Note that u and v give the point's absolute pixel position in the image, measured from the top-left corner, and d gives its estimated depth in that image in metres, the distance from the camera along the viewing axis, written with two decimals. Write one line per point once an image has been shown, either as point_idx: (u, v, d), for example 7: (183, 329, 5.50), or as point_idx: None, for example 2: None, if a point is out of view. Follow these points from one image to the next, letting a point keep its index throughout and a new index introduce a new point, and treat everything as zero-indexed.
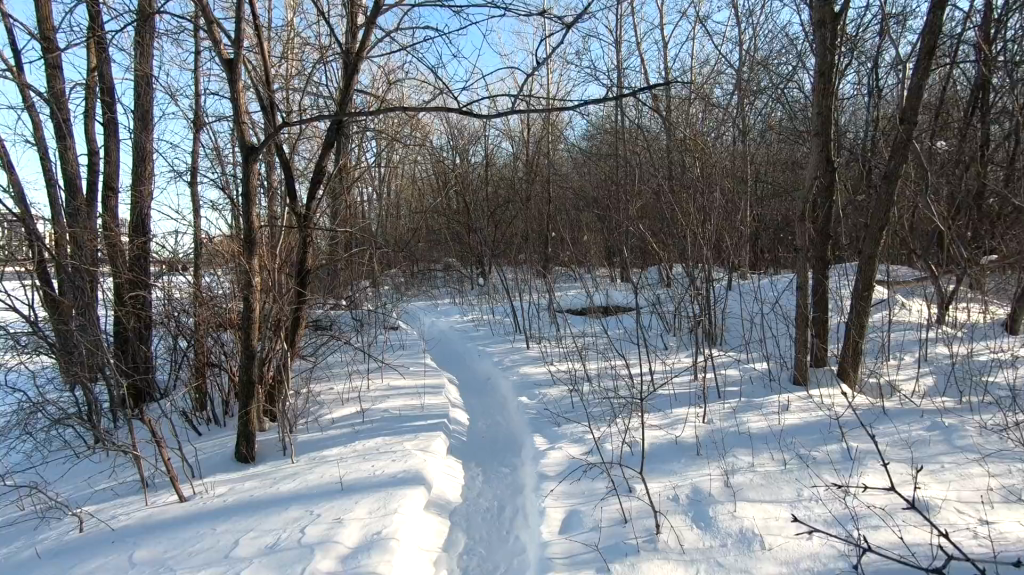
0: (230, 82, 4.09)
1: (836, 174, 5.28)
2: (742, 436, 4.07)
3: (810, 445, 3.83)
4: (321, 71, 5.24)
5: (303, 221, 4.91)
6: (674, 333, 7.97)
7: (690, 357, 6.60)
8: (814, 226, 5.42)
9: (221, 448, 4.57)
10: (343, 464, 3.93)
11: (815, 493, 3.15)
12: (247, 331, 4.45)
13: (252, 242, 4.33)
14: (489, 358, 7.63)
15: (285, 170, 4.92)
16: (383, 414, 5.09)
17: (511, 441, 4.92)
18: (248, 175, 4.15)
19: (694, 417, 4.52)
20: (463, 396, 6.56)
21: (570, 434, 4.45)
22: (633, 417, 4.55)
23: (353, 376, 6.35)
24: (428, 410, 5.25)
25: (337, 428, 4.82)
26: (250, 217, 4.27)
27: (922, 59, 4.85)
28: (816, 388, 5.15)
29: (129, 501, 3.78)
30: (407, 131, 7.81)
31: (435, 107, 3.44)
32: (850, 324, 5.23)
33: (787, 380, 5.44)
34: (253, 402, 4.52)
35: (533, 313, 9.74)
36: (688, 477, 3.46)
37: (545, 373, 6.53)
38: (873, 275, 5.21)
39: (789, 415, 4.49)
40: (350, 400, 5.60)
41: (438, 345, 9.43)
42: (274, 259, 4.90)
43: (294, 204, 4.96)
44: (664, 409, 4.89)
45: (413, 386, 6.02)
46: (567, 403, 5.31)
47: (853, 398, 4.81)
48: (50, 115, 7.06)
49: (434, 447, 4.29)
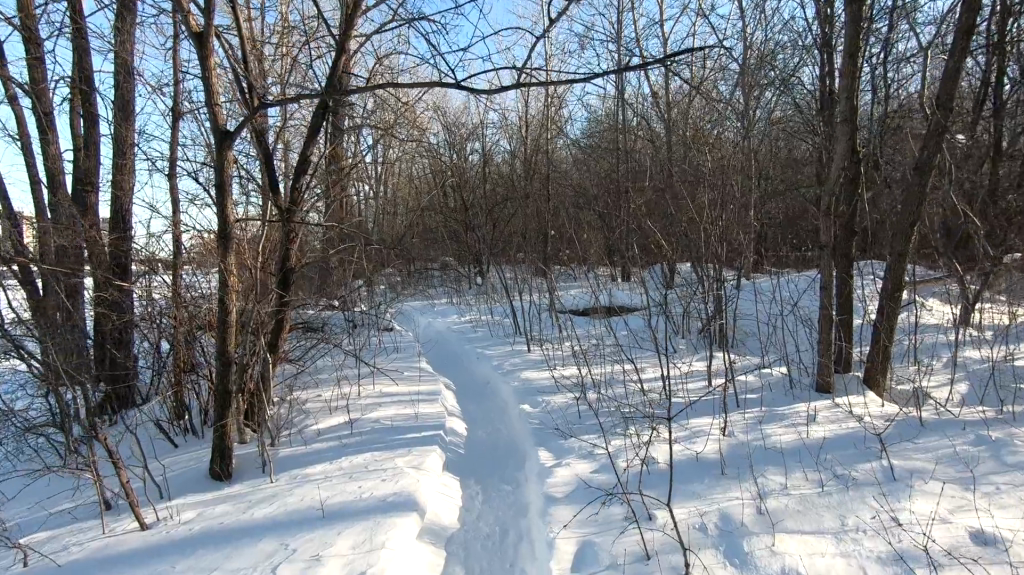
0: (200, 59, 3.67)
1: (863, 165, 4.90)
2: (770, 453, 3.68)
3: (848, 464, 3.45)
4: (305, 53, 4.82)
5: (286, 215, 4.50)
6: (683, 335, 7.59)
7: (702, 361, 6.22)
8: (839, 221, 5.03)
9: (195, 465, 4.16)
10: (327, 484, 3.53)
11: (862, 523, 2.77)
12: (223, 336, 4.03)
13: (228, 238, 3.91)
14: (488, 361, 7.24)
15: (265, 159, 4.49)
16: (373, 425, 4.68)
17: (514, 454, 4.53)
18: (221, 164, 3.74)
19: (713, 429, 4.14)
20: (460, 402, 6.17)
21: (579, 449, 4.07)
22: (647, 429, 4.16)
23: (344, 382, 5.96)
24: (422, 420, 4.85)
25: (323, 441, 4.43)
26: (224, 209, 3.85)
27: (958, 40, 4.46)
28: (842, 396, 4.77)
29: (87, 527, 3.38)
30: (402, 123, 7.39)
31: (427, 84, 3.03)
32: (879, 327, 4.85)
33: (809, 387, 5.06)
34: (230, 413, 4.11)
35: (534, 314, 9.35)
36: (715, 501, 3.08)
37: (548, 379, 6.14)
38: (903, 275, 4.83)
39: (817, 426, 4.11)
40: (339, 409, 5.20)
41: (434, 348, 9.02)
42: (254, 257, 4.47)
43: (276, 196, 4.54)
44: (679, 419, 4.51)
45: (407, 393, 5.62)
46: (574, 412, 4.93)
47: (884, 408, 4.43)
48: (29, 107, 6.66)
49: (429, 463, 3.89)
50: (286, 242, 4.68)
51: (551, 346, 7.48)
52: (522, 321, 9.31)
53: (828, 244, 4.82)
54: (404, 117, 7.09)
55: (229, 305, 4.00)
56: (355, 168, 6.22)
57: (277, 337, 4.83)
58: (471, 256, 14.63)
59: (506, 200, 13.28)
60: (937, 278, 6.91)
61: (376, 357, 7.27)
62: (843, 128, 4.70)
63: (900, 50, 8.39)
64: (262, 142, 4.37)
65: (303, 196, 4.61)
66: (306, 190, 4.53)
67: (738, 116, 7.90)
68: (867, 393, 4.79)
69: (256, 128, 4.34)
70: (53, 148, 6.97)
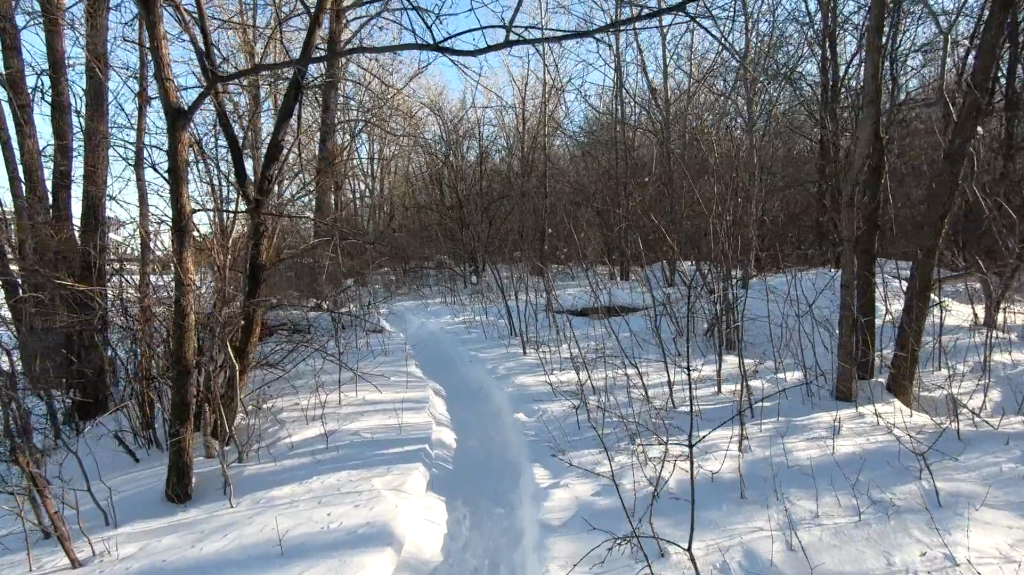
0: (150, 28, 3.23)
1: (888, 152, 4.49)
2: (794, 473, 3.26)
3: (884, 487, 3.04)
4: (278, 28, 4.39)
5: (255, 207, 4.07)
6: (687, 337, 7.18)
7: (709, 365, 5.81)
8: (861, 213, 4.61)
9: (150, 484, 3.73)
10: (293, 511, 3.11)
11: (912, 563, 2.37)
12: (179, 342, 3.60)
13: (185, 231, 3.49)
14: (481, 365, 6.82)
15: (231, 144, 4.05)
16: (352, 438, 4.26)
17: (507, 470, 4.11)
18: (174, 147, 3.31)
19: (727, 443, 3.73)
20: (451, 409, 5.75)
21: (578, 466, 3.65)
22: (655, 444, 3.75)
23: (325, 389, 5.53)
24: (407, 432, 4.43)
25: (295, 457, 3.99)
26: (179, 198, 3.41)
27: (996, 13, 4.05)
28: (865, 405, 4.37)
29: (16, 562, 2.95)
30: (392, 114, 6.96)
31: (405, 48, 2.62)
32: (906, 329, 4.44)
33: (829, 395, 4.65)
34: (188, 427, 3.67)
35: (530, 315, 8.93)
36: (737, 534, 2.67)
37: (545, 384, 5.73)
38: (932, 272, 4.43)
39: (843, 440, 3.70)
40: (316, 419, 4.77)
41: (425, 350, 8.60)
42: (219, 253, 4.02)
43: (244, 186, 4.10)
44: (688, 431, 4.09)
45: (392, 401, 5.19)
46: (573, 423, 4.51)
47: (915, 418, 4.03)
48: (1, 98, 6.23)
49: (411, 484, 3.47)
50: (255, 237, 4.25)
51: (548, 349, 7.05)
52: (518, 323, 8.88)
53: (850, 238, 4.41)
54: (392, 107, 6.67)
55: (186, 307, 3.57)
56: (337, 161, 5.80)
57: (246, 342, 4.40)
58: (467, 255, 14.22)
59: (503, 197, 12.87)
60: (959, 277, 6.51)
61: (362, 361, 6.83)
62: (867, 112, 4.29)
63: (912, 38, 8.02)
64: (226, 126, 3.96)
65: (273, 185, 4.17)
66: (276, 179, 4.10)
67: (747, 109, 7.52)
68: (893, 402, 4.38)
69: (220, 110, 3.92)
70: (31, 141, 6.46)
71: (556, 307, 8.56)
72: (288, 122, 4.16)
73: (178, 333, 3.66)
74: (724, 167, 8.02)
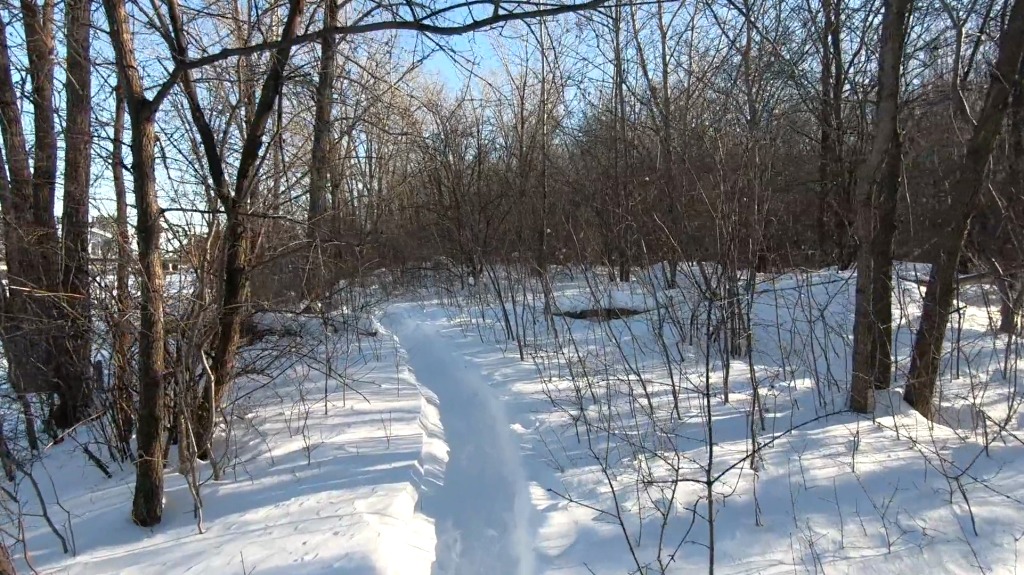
0: (109, 9, 2.96)
1: (907, 148, 4.22)
2: (814, 497, 3.00)
3: (912, 513, 2.77)
4: (257, 15, 4.10)
5: (230, 207, 3.78)
6: (691, 341, 6.92)
7: (715, 372, 5.55)
8: (877, 212, 4.35)
9: (117, 503, 3.49)
10: (266, 539, 2.85)
11: None
12: (146, 353, 3.33)
13: (151, 233, 3.21)
14: (477, 371, 6.56)
15: (205, 138, 3.77)
16: (336, 453, 3.99)
17: (502, 487, 3.84)
18: (137, 140, 3.05)
19: (737, 460, 3.47)
20: (444, 418, 5.49)
21: (578, 486, 3.39)
22: (660, 462, 3.49)
23: (311, 398, 5.26)
24: (395, 446, 4.16)
25: (273, 474, 3.73)
26: (144, 195, 3.14)
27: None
28: (882, 417, 4.12)
29: None
30: (383, 110, 6.68)
31: (390, 26, 2.36)
32: (926, 336, 4.18)
33: (843, 405, 4.39)
34: (157, 445, 3.41)
35: (527, 318, 8.67)
36: (753, 570, 2.43)
37: (543, 392, 5.47)
38: (953, 276, 4.17)
39: (862, 457, 3.45)
40: (300, 431, 4.50)
41: (420, 354, 8.34)
42: (192, 256, 3.75)
43: (220, 184, 3.83)
44: (695, 446, 3.83)
45: (382, 412, 4.92)
46: (572, 436, 4.25)
47: (937, 431, 3.77)
48: None
49: (397, 507, 3.20)
50: (231, 240, 3.96)
51: (546, 355, 6.79)
52: (515, 326, 8.62)
53: (867, 240, 4.15)
54: (384, 102, 6.39)
55: (155, 316, 3.30)
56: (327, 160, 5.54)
57: (222, 351, 4.14)
58: (464, 256, 13.97)
59: (501, 196, 12.59)
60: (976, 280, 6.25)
61: (352, 367, 6.58)
62: (886, 105, 4.02)
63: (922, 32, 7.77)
64: (198, 120, 3.68)
65: (251, 184, 3.88)
66: (254, 179, 3.81)
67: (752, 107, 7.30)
68: (912, 413, 4.12)
69: (193, 103, 3.66)
70: (15, 140, 6.17)
71: (555, 310, 8.30)
72: (267, 116, 3.89)
73: (145, 344, 3.39)
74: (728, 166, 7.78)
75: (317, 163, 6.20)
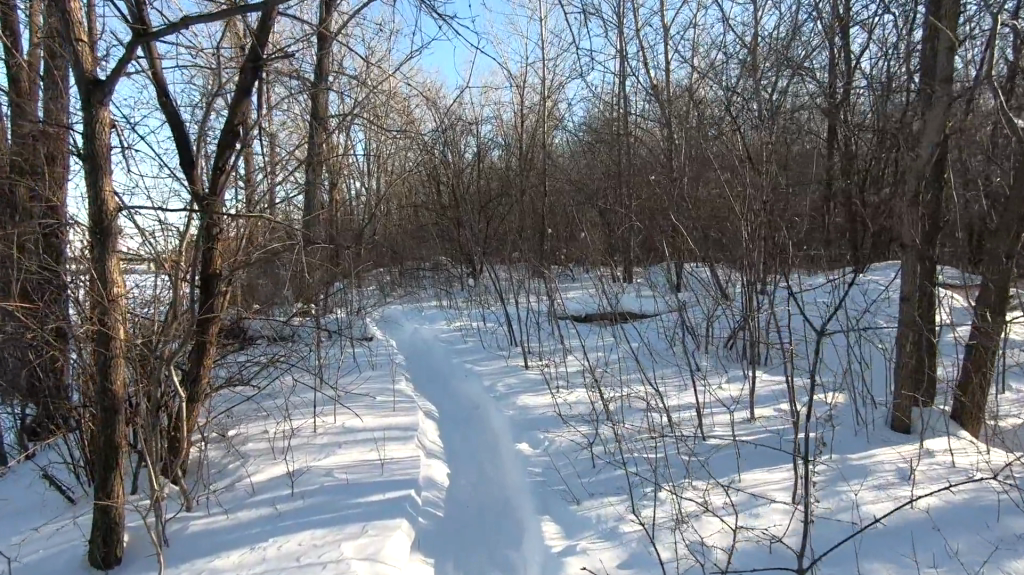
0: None
1: (958, 141, 3.80)
2: (873, 541, 2.61)
3: (994, 567, 2.39)
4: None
5: (203, 206, 3.36)
6: (706, 348, 6.51)
7: (735, 385, 5.15)
8: (923, 213, 3.93)
9: (76, 540, 3.11)
10: None
11: None
12: (104, 373, 2.91)
13: (108, 236, 2.79)
14: (478, 381, 6.15)
15: (176, 130, 3.35)
16: (324, 480, 3.57)
17: (508, 520, 3.43)
18: (89, 127, 2.63)
19: (777, 493, 3.07)
20: (443, 434, 5.09)
21: (597, 524, 2.99)
22: (691, 494, 3.09)
23: (300, 413, 4.83)
24: (391, 470, 3.75)
25: (251, 507, 3.31)
26: (98, 192, 2.72)
27: None
28: (930, 439, 3.71)
29: None
30: (379, 102, 6.23)
31: None
32: (978, 350, 3.78)
33: (883, 424, 4.00)
34: (119, 477, 3.01)
35: (531, 322, 8.26)
36: None
37: (550, 407, 5.06)
38: (1009, 283, 3.77)
39: (918, 489, 3.05)
40: (285, 452, 4.09)
41: (417, 361, 7.92)
42: (161, 261, 3.34)
43: (193, 180, 3.40)
44: (726, 473, 3.43)
45: (376, 430, 4.51)
46: (586, 459, 3.85)
47: (996, 458, 3.38)
48: None
49: (390, 550, 2.80)
50: (204, 239, 3.53)
51: (552, 363, 6.38)
52: (519, 331, 8.22)
53: (913, 244, 3.76)
54: (379, 93, 5.95)
55: (114, 329, 2.89)
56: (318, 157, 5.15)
57: (198, 366, 3.72)
58: (463, 256, 13.57)
59: (501, 195, 12.22)
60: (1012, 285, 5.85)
61: (345, 377, 6.17)
62: (939, 92, 3.61)
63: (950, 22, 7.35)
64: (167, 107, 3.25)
65: (227, 176, 3.45)
66: (231, 171, 3.39)
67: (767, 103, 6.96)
68: (962, 435, 3.72)
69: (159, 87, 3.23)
70: None
71: (560, 314, 7.89)
72: (247, 101, 3.48)
73: (103, 363, 2.97)
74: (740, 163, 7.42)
75: (307, 159, 5.77)
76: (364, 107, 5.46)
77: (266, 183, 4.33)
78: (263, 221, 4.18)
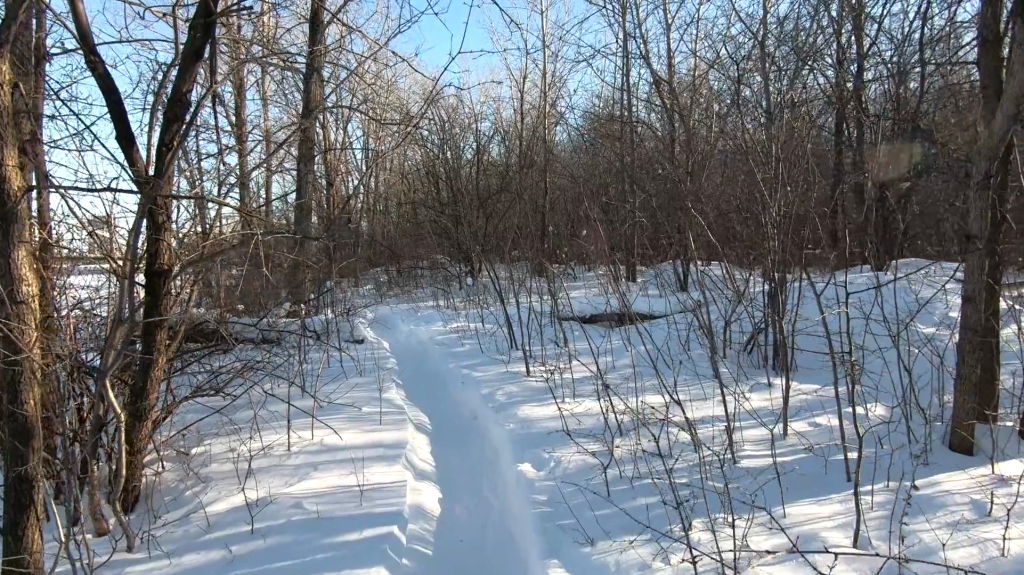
0: None
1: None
2: None
3: None
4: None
5: (146, 191, 2.83)
6: (724, 353, 5.98)
7: (762, 395, 4.62)
8: (991, 201, 3.39)
9: None
10: None
11: None
12: (12, 393, 2.38)
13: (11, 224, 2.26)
14: (477, 389, 5.60)
15: (111, 99, 2.81)
16: (293, 513, 3.04)
17: (510, 564, 2.90)
18: None
19: (831, 536, 2.54)
20: (437, 451, 4.54)
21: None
22: (727, 536, 2.58)
23: (275, 427, 4.30)
24: (372, 500, 3.21)
25: (201, 549, 2.79)
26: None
27: None
28: (1001, 461, 3.19)
29: None
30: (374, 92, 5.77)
31: None
32: None
33: (940, 443, 3.47)
34: (35, 517, 2.48)
35: (532, 324, 7.73)
36: None
37: (555, 420, 4.52)
38: None
39: (1004, 529, 2.53)
40: (253, 476, 3.56)
41: (412, 367, 7.38)
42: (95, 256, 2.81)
43: (133, 160, 2.87)
44: (767, 505, 2.90)
45: (360, 447, 3.99)
46: (599, 486, 3.33)
47: None
48: None
49: None
50: (151, 230, 3.00)
51: (556, 368, 5.84)
52: (520, 334, 7.68)
53: (979, 235, 3.24)
54: (368, 78, 5.41)
55: (25, 338, 2.36)
56: (297, 141, 4.62)
57: (146, 379, 3.18)
58: (461, 255, 13.04)
59: (501, 192, 11.70)
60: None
61: (331, 384, 5.63)
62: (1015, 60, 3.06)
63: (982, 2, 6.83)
64: (100, 69, 2.72)
65: (174, 154, 2.92)
66: (179, 147, 2.86)
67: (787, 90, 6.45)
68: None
69: (86, 44, 2.68)
70: None
71: (563, 316, 7.36)
72: (199, 63, 2.95)
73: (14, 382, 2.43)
74: (758, 156, 6.91)
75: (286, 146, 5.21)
76: (348, 88, 4.93)
77: (233, 169, 3.79)
78: (227, 211, 3.64)
